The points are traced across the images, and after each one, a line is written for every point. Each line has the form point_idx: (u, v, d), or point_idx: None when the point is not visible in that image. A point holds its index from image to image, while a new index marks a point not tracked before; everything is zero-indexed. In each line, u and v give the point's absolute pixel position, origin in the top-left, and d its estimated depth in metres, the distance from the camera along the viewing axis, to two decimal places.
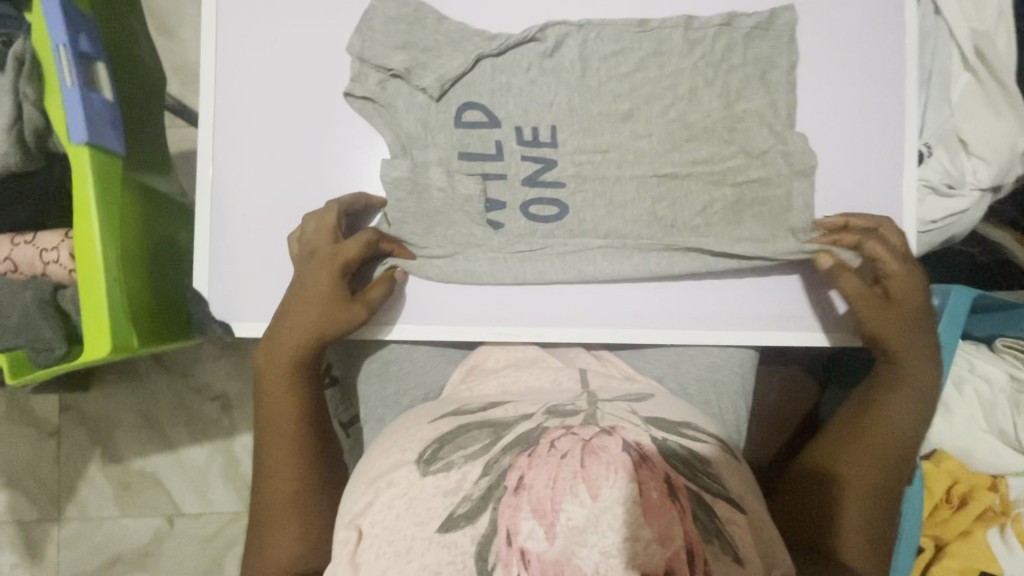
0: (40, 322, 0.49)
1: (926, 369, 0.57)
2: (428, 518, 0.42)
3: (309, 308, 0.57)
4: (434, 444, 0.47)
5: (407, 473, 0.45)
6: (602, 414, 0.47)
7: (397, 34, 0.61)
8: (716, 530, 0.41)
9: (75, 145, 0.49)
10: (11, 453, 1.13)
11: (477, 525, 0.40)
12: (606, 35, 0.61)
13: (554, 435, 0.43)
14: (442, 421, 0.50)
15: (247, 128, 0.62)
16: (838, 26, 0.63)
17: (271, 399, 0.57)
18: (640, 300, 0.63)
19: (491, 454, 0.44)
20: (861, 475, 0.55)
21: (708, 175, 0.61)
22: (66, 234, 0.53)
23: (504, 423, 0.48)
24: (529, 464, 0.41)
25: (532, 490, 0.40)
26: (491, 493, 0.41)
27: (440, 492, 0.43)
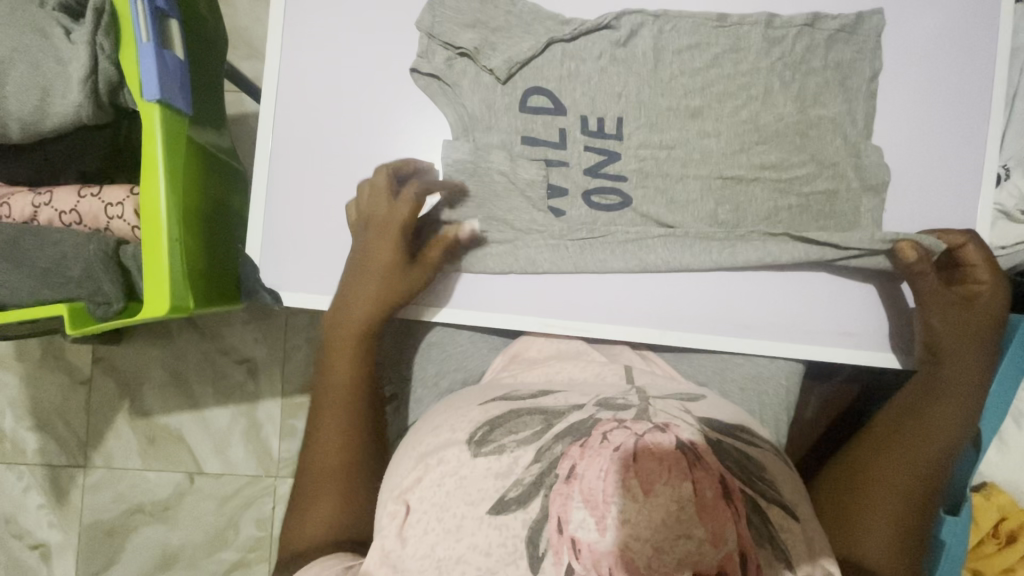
0: (101, 275, 0.50)
1: (972, 376, 0.55)
2: (480, 498, 0.43)
3: (372, 271, 0.58)
4: (484, 427, 0.47)
5: (458, 453, 0.46)
6: (656, 411, 0.48)
7: (468, 11, 0.62)
8: (770, 536, 0.42)
9: (147, 102, 0.49)
10: (45, 397, 1.16)
11: (528, 510, 0.41)
12: (682, 28, 0.60)
13: (606, 428, 0.45)
14: (495, 404, 0.51)
15: (310, 99, 0.62)
16: (924, 36, 0.61)
17: (336, 355, 0.58)
18: (691, 303, 0.61)
19: (543, 441, 0.45)
20: (896, 479, 0.52)
21: (774, 181, 0.59)
22: (131, 190, 0.54)
23: (556, 412, 0.48)
24: (581, 455, 0.43)
25: (584, 481, 0.41)
26: (543, 480, 0.42)
27: (492, 474, 0.44)
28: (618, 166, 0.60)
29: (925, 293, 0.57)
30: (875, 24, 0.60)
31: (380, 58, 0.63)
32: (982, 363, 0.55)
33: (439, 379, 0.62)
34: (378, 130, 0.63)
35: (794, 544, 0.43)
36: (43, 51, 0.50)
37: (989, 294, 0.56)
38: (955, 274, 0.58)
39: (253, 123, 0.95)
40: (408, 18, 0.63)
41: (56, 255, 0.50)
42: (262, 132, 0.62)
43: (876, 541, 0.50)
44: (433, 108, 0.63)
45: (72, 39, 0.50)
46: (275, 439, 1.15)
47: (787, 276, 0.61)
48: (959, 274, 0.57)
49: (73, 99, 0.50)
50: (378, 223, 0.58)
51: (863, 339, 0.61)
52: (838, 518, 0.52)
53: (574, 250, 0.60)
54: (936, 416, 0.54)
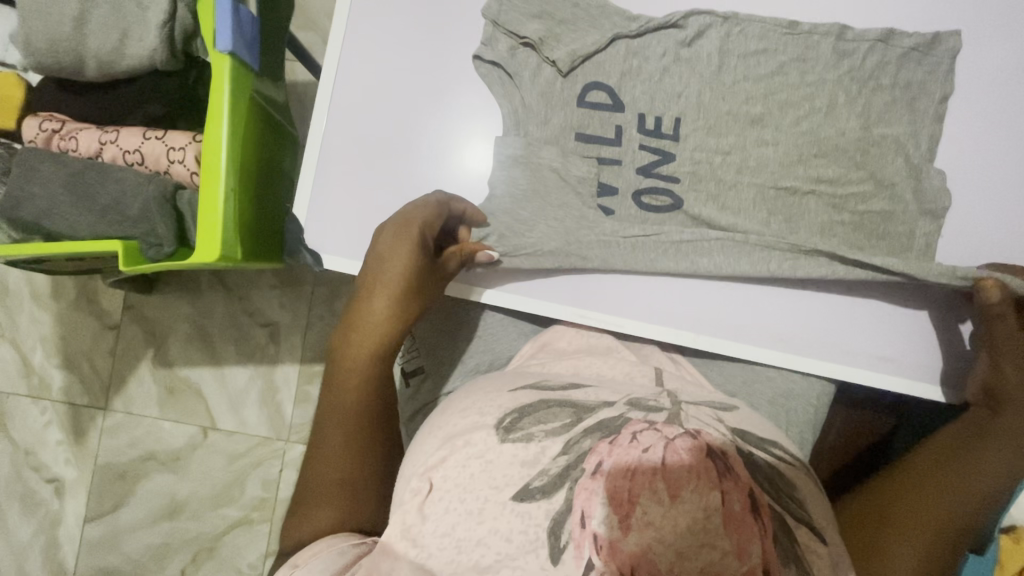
0: (156, 216, 0.52)
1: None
2: (503, 484, 0.43)
3: (393, 280, 0.55)
4: (514, 414, 0.48)
5: (485, 437, 0.46)
6: (687, 416, 0.48)
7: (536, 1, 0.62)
8: (795, 555, 0.42)
9: (218, 52, 0.50)
10: (74, 338, 1.20)
11: (552, 501, 0.42)
12: (750, 32, 0.59)
13: (636, 428, 0.45)
14: (523, 392, 0.51)
15: (371, 69, 0.63)
16: (998, 68, 0.59)
17: (346, 370, 0.55)
18: (730, 311, 0.61)
19: (572, 434, 0.45)
20: (925, 507, 0.52)
21: (830, 196, 0.58)
22: (193, 137, 0.55)
23: (586, 407, 0.48)
24: (609, 452, 0.44)
25: (610, 478, 0.42)
26: (569, 473, 0.43)
27: (518, 462, 0.44)
28: (670, 168, 0.60)
29: (998, 335, 0.55)
30: (951, 49, 0.58)
31: (441, 37, 0.63)
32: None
33: (467, 358, 0.64)
34: (434, 106, 0.63)
35: (817, 566, 0.43)
36: None
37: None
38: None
39: (304, 91, 0.97)
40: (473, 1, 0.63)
41: (115, 193, 0.52)
42: (320, 96, 0.63)
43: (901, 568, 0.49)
44: (484, 93, 0.63)
45: None
46: (289, 403, 1.17)
47: (829, 295, 0.61)
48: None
49: (151, 42, 0.52)
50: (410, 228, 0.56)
51: (899, 367, 0.60)
52: (863, 535, 0.52)
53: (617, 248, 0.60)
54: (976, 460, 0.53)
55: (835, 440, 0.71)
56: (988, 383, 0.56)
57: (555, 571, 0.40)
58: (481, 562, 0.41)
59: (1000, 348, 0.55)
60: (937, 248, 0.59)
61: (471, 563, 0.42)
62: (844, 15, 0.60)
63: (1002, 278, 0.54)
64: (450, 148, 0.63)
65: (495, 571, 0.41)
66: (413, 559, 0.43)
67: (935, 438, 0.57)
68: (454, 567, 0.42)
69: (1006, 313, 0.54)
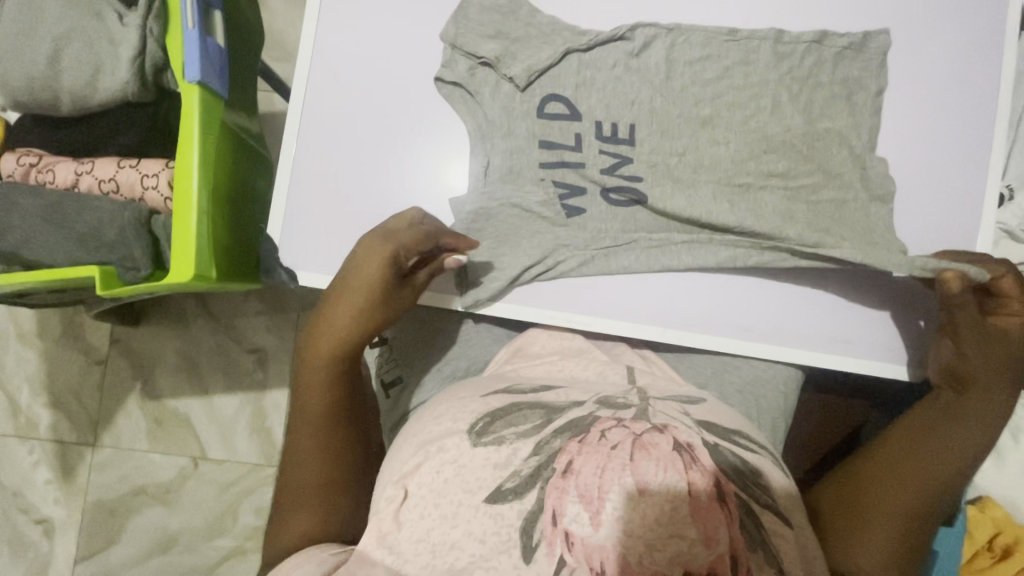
0: (133, 240, 0.54)
1: (993, 414, 0.56)
2: (476, 487, 0.44)
3: (358, 300, 0.57)
4: (485, 418, 0.49)
5: (458, 442, 0.47)
6: (655, 411, 0.49)
7: (491, 23, 0.65)
8: (763, 540, 0.43)
9: (188, 83, 0.53)
10: (61, 375, 1.20)
11: (524, 500, 0.43)
12: (694, 40, 0.63)
13: (605, 425, 0.47)
14: (494, 396, 0.52)
15: (341, 93, 0.66)
16: (929, 62, 0.63)
17: (311, 376, 0.57)
18: (697, 306, 0.63)
19: (542, 435, 0.47)
20: (897, 494, 0.54)
21: (781, 189, 0.61)
22: (166, 164, 0.57)
23: (556, 407, 0.50)
24: (579, 450, 0.45)
25: (580, 476, 0.43)
26: (540, 472, 0.44)
27: (490, 464, 0.45)
28: (629, 172, 0.62)
29: (959, 317, 0.57)
30: (880, 48, 0.62)
31: (405, 59, 0.66)
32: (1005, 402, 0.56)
33: (443, 365, 0.65)
34: (400, 124, 0.66)
35: (786, 550, 0.44)
36: (98, 31, 0.54)
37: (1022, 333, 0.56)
38: (989, 303, 0.57)
39: (282, 121, 1.00)
40: (434, 24, 0.67)
41: (92, 221, 0.54)
42: (290, 120, 0.65)
43: (873, 553, 0.52)
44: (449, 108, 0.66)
45: (125, 22, 0.54)
46: (279, 428, 1.17)
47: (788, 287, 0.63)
48: (993, 303, 0.57)
49: (122, 76, 0.54)
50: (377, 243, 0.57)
51: (861, 350, 0.63)
52: (840, 525, 0.53)
53: (585, 255, 0.62)
54: (935, 473, 0.54)
55: (812, 428, 0.72)
56: (952, 365, 0.57)
57: (527, 570, 0.41)
58: (455, 566, 0.42)
59: (961, 332, 0.57)
60: (897, 225, 0.62)
61: (445, 567, 0.42)
62: (781, 21, 0.64)
63: (960, 269, 0.56)
64: (423, 163, 0.66)
65: (469, 573, 0.42)
66: (390, 566, 0.44)
67: (901, 421, 0.59)
68: (429, 572, 0.43)
69: (965, 302, 0.56)
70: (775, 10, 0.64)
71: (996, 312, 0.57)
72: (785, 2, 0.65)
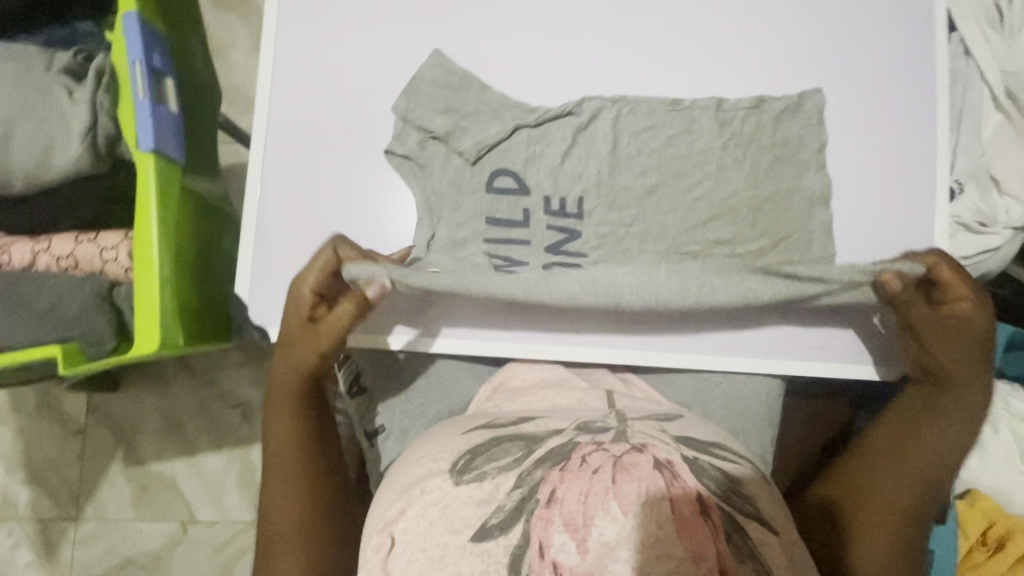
0: (95, 314, 0.52)
1: (969, 409, 0.56)
2: (462, 527, 0.44)
3: (292, 337, 0.59)
4: (467, 455, 0.49)
5: (440, 483, 0.47)
6: (633, 432, 0.49)
7: (441, 98, 0.62)
8: (751, 552, 0.43)
9: (142, 152, 0.52)
10: (38, 450, 1.16)
11: (510, 536, 0.43)
12: (642, 65, 0.65)
13: (585, 451, 0.46)
14: (475, 432, 0.52)
15: (300, 144, 0.64)
16: (868, 68, 0.65)
17: (276, 426, 0.60)
18: (670, 326, 0.63)
19: (525, 467, 0.47)
20: (894, 492, 0.55)
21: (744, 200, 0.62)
22: (125, 234, 0.56)
23: (536, 437, 0.50)
24: (561, 479, 0.44)
25: (564, 504, 0.43)
26: (524, 505, 0.44)
27: (474, 501, 0.45)
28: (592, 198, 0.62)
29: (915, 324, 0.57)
30: (816, 61, 0.65)
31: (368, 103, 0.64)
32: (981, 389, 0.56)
33: (426, 409, 0.64)
34: (363, 173, 0.64)
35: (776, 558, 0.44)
36: (46, 108, 0.53)
37: (979, 318, 0.56)
38: (933, 292, 0.56)
39: None
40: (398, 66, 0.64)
41: (51, 297, 0.53)
42: (251, 178, 0.63)
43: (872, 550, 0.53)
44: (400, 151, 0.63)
45: (74, 98, 0.54)
46: None
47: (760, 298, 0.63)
48: (938, 292, 0.56)
49: (74, 151, 0.53)
50: (298, 281, 0.59)
51: (840, 353, 0.63)
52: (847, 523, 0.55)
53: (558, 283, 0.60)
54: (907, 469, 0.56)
55: (801, 432, 0.72)
56: (921, 362, 0.58)
57: None
58: None
59: (920, 329, 0.57)
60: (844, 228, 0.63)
61: None
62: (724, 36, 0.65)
63: (895, 266, 0.55)
64: (391, 206, 0.64)
65: None
66: None
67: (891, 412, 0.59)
68: None
69: (913, 298, 0.56)
70: (721, 23, 0.65)
71: (942, 302, 0.56)
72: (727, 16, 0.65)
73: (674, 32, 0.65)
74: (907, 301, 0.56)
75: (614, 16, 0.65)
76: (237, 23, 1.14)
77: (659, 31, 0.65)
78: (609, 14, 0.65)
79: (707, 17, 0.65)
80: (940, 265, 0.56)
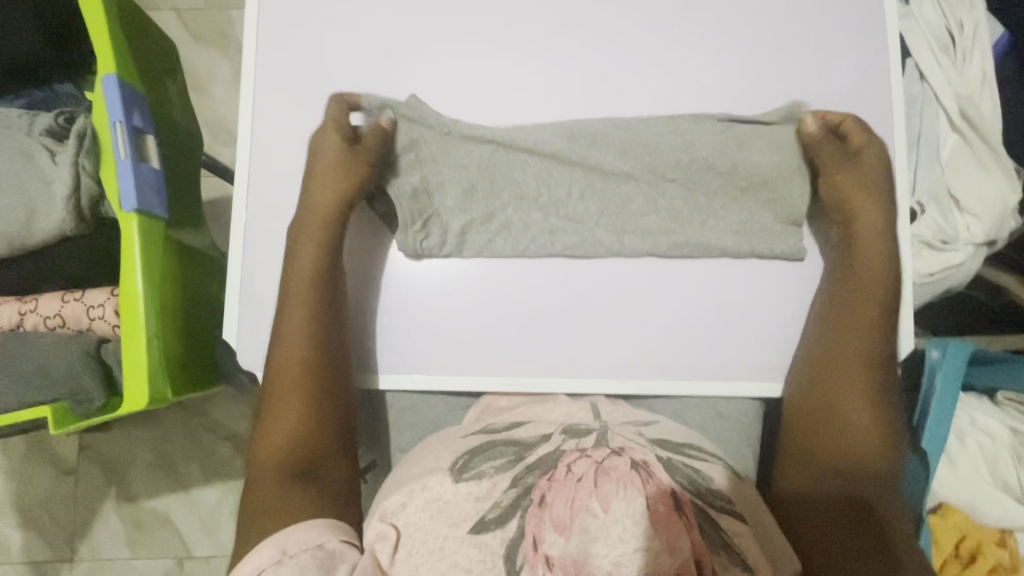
0: (81, 374, 0.54)
1: (876, 236, 0.64)
2: (460, 520, 0.48)
3: (326, 175, 0.63)
4: (466, 455, 0.53)
5: (441, 480, 0.51)
6: (613, 434, 0.52)
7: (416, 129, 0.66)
8: (724, 542, 0.46)
9: (126, 213, 0.54)
10: (29, 492, 1.15)
11: (505, 529, 0.46)
12: (608, 99, 0.67)
13: (570, 459, 0.48)
14: (474, 437, 0.56)
15: (281, 188, 0.65)
16: (824, 87, 0.66)
17: (300, 269, 0.62)
18: (646, 353, 0.63)
19: (517, 471, 0.50)
20: (854, 317, 0.62)
21: (709, 226, 0.64)
22: (111, 292, 0.56)
23: (528, 444, 0.53)
24: (549, 486, 0.47)
25: (553, 508, 0.45)
26: (519, 502, 0.47)
27: (472, 498, 0.49)
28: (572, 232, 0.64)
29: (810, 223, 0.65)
30: (780, 90, 0.67)
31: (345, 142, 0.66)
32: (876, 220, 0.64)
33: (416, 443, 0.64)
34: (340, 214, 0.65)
35: (746, 547, 0.47)
36: (30, 172, 0.56)
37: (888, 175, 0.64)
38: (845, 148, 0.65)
39: None
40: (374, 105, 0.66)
41: (40, 359, 0.54)
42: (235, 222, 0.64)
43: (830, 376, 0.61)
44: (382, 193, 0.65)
45: (57, 160, 0.55)
46: None
47: (740, 319, 0.63)
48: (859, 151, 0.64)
49: (59, 215, 0.55)
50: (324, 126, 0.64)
51: None
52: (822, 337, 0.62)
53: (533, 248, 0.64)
54: (862, 320, 0.62)
55: None
56: (839, 204, 0.65)
57: None
58: None
59: (824, 169, 0.65)
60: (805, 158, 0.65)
61: None
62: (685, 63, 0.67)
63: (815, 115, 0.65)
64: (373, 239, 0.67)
65: None
66: None
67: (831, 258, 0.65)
68: None
69: (821, 145, 0.65)
70: (683, 53, 0.67)
71: (855, 151, 0.64)
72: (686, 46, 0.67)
73: (642, 66, 0.67)
74: (817, 146, 0.65)
75: (582, 53, 0.67)
76: (219, 58, 1.15)
77: (626, 67, 0.67)
78: (573, 49, 0.67)
79: (672, 51, 0.67)
80: (847, 123, 0.65)
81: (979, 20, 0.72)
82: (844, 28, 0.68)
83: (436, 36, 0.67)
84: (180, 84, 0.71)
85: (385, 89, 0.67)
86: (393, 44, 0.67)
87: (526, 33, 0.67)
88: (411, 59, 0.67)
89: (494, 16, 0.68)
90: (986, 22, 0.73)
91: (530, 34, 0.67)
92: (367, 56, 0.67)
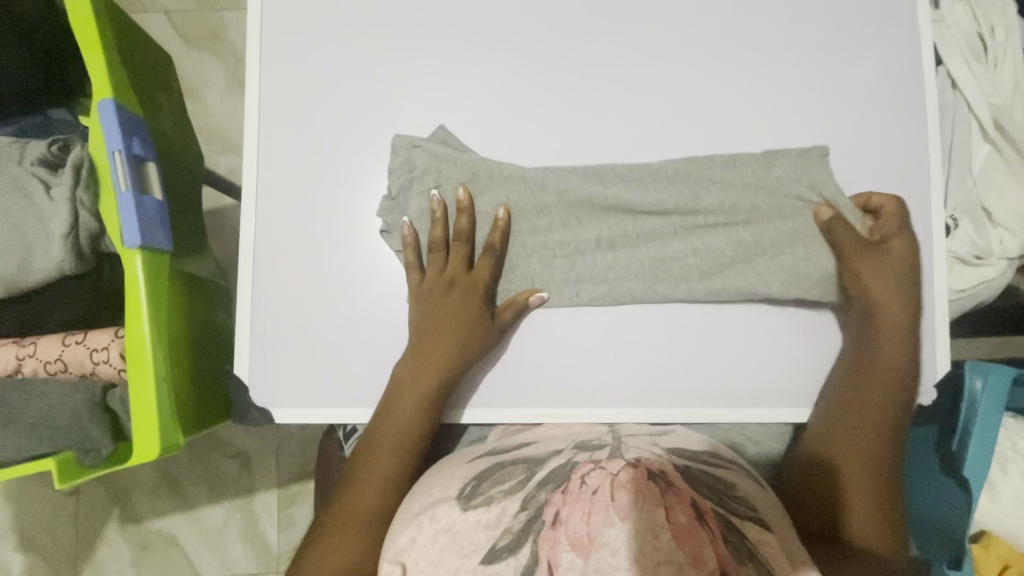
0: (89, 423, 0.52)
1: (900, 267, 0.59)
2: (472, 551, 0.42)
3: (466, 313, 0.59)
4: (472, 482, 0.49)
5: (449, 510, 0.46)
6: (627, 447, 0.50)
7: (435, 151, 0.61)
8: (750, 553, 0.40)
9: (128, 249, 0.50)
10: (28, 516, 1.12)
11: (519, 556, 0.41)
12: (632, 110, 0.63)
13: (584, 472, 0.45)
14: (479, 460, 0.53)
15: (290, 211, 0.62)
16: (860, 95, 0.63)
17: (403, 406, 0.58)
18: (676, 378, 0.61)
19: (527, 490, 0.46)
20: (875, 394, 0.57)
21: (742, 245, 0.60)
22: (115, 333, 0.54)
23: (537, 460, 0.51)
24: (564, 500, 0.43)
25: (569, 525, 0.41)
26: (531, 526, 0.42)
27: (482, 525, 0.44)
28: (599, 268, 0.61)
29: (844, 246, 0.58)
30: (813, 99, 0.63)
31: (362, 180, 0.63)
32: (902, 245, 0.60)
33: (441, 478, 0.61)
34: (351, 239, 0.62)
35: (775, 557, 0.41)
36: (23, 208, 0.53)
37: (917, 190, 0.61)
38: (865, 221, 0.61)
39: None
40: (385, 122, 0.63)
41: (41, 409, 0.52)
42: (243, 248, 0.61)
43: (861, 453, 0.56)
44: (389, 235, 0.61)
45: (52, 195, 0.52)
46: (273, 532, 1.12)
47: (772, 341, 0.61)
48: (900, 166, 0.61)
49: (57, 254, 0.52)
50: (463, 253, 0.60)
51: None
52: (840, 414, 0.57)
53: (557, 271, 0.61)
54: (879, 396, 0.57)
55: None
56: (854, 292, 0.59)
57: None
58: None
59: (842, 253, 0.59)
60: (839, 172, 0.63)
61: None
62: (714, 71, 0.63)
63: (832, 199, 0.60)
64: (383, 262, 0.62)
65: None
66: None
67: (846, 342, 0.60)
68: None
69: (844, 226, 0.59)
70: (710, 59, 0.63)
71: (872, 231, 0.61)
72: (715, 53, 0.63)
73: (666, 76, 0.63)
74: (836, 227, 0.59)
75: (603, 62, 0.63)
76: (213, 63, 1.10)
77: (650, 78, 0.63)
78: (597, 59, 0.63)
79: (699, 61, 0.63)
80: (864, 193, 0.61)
81: (1012, 23, 0.69)
82: (879, 32, 0.64)
83: (448, 48, 0.63)
84: (178, 102, 0.67)
85: (396, 107, 0.63)
86: (404, 57, 0.63)
87: (544, 40, 0.63)
88: (422, 74, 0.63)
89: (508, 25, 0.63)
90: (1018, 26, 0.70)
91: (548, 44, 0.63)
92: (376, 73, 0.63)
